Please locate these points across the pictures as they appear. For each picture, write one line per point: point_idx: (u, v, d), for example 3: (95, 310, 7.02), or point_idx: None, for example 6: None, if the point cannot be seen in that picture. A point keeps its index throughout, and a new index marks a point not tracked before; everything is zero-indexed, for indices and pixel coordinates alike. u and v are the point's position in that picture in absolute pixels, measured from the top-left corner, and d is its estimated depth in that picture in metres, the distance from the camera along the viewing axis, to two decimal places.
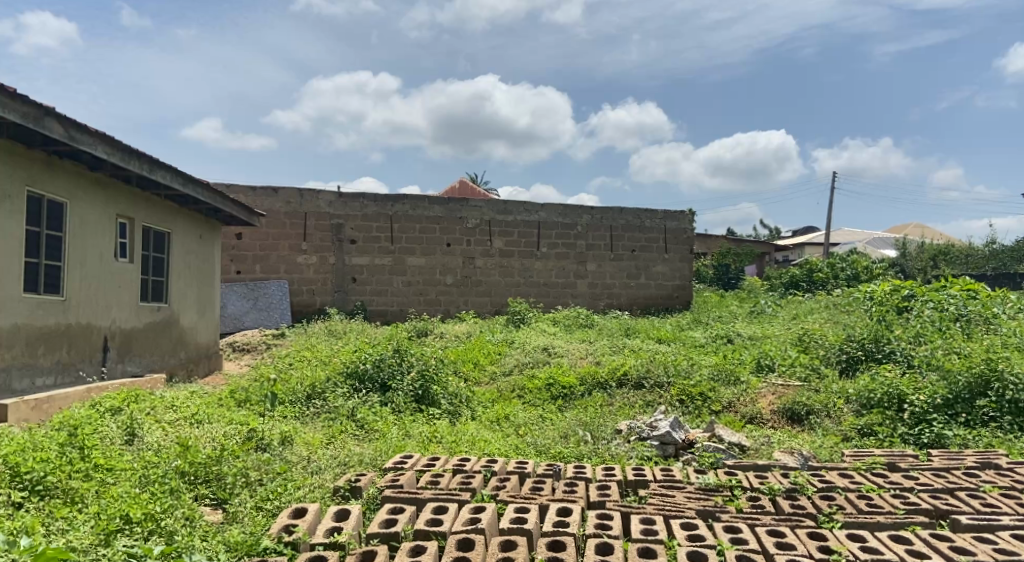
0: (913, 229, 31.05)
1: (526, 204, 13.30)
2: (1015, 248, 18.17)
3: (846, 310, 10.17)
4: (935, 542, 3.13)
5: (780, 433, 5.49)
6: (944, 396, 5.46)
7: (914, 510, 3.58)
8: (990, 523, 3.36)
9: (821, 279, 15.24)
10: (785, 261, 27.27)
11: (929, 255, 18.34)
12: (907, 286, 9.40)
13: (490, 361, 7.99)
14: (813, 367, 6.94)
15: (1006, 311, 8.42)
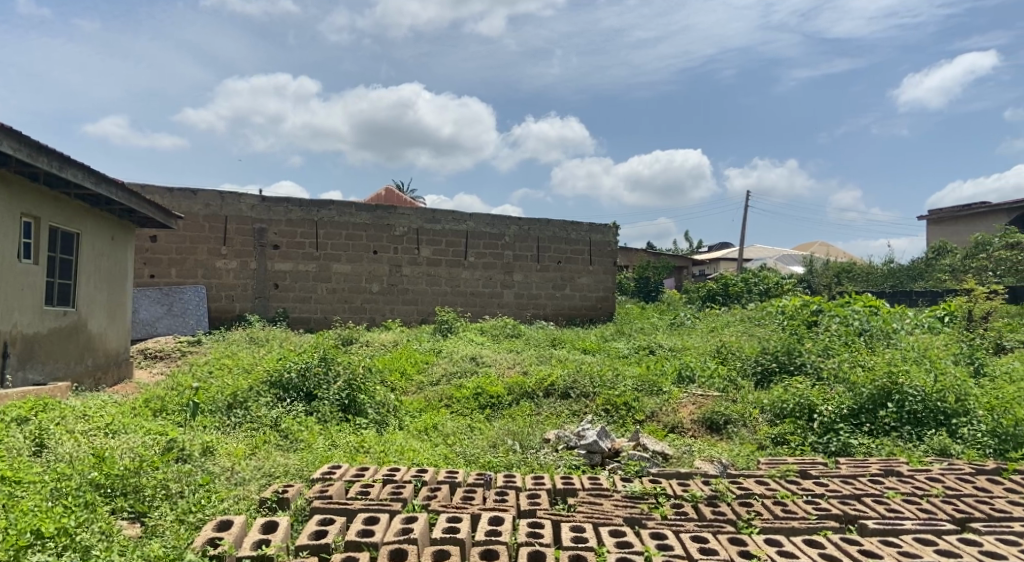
0: (817, 245, 33.34)
1: (454, 214, 13.27)
2: (910, 268, 19.56)
3: (759, 323, 10.68)
4: (845, 545, 3.37)
5: (700, 441, 5.69)
6: (850, 406, 5.81)
7: (825, 515, 3.81)
8: (895, 527, 3.64)
9: (736, 294, 15.94)
10: (702, 276, 28.51)
11: (833, 273, 19.53)
12: (815, 301, 9.94)
13: (417, 371, 7.89)
14: (730, 379, 7.24)
15: (904, 327, 9.04)
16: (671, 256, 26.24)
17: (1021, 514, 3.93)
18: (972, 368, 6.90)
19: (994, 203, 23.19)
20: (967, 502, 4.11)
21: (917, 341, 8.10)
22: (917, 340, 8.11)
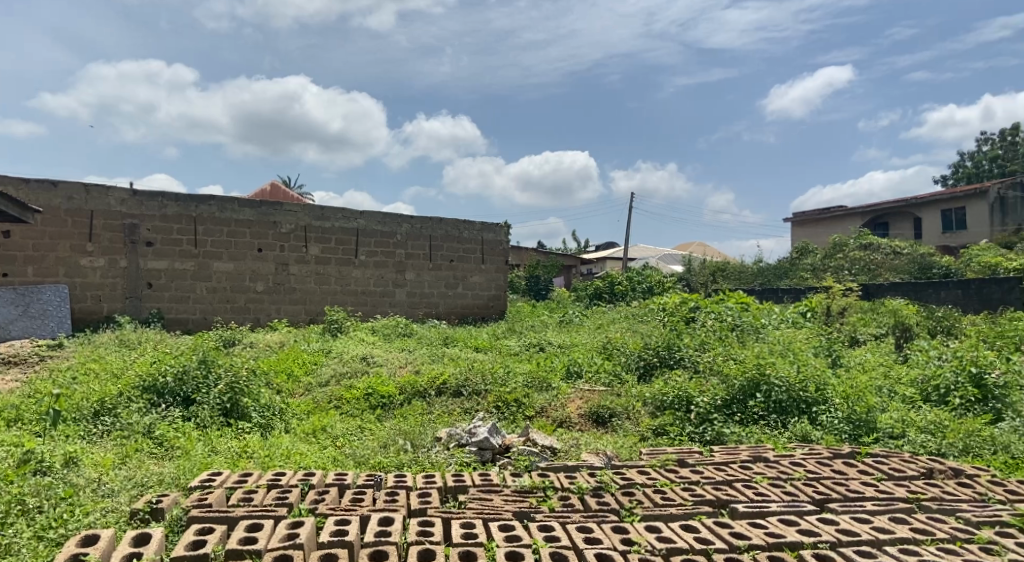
0: (695, 245, 35.41)
1: (344, 211, 12.95)
2: (776, 267, 21.29)
3: (642, 320, 11.20)
4: (717, 529, 3.69)
5: (587, 435, 5.91)
6: (723, 397, 6.24)
7: (700, 501, 4.11)
8: (763, 509, 4.04)
9: (622, 292, 16.63)
10: (590, 275, 29.50)
11: (709, 272, 20.83)
12: (693, 298, 10.57)
13: (305, 372, 7.65)
14: (615, 373, 7.56)
15: (770, 322, 9.81)
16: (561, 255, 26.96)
17: (871, 493, 4.55)
18: (829, 359, 7.60)
19: (851, 207, 26.00)
20: (824, 484, 4.65)
21: (782, 334, 8.82)
22: (782, 334, 8.83)
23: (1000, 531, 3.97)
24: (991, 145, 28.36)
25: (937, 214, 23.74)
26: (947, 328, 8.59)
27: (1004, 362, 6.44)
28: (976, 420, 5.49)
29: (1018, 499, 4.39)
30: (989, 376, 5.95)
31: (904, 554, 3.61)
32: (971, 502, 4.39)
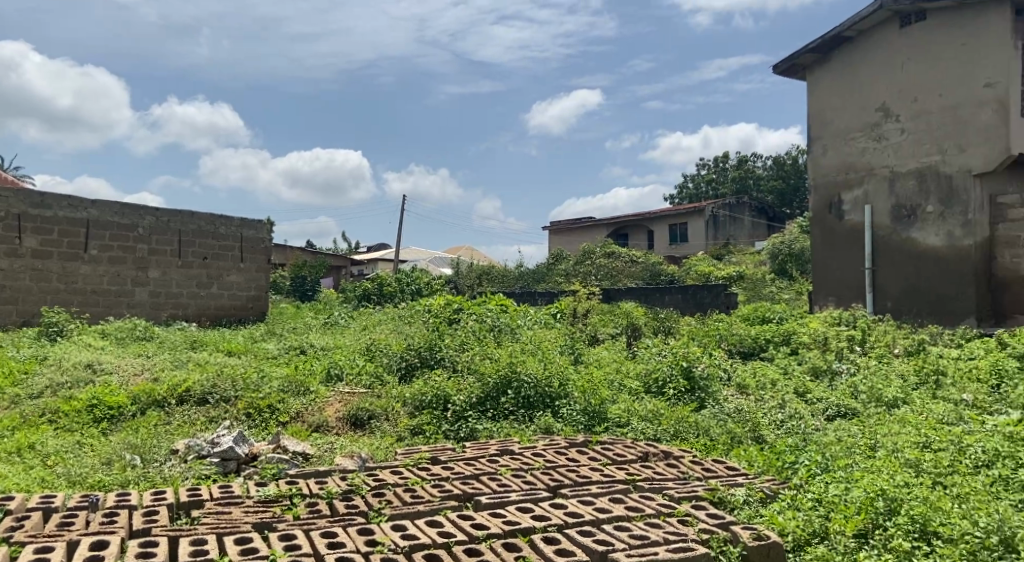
0: (465, 249, 36.90)
1: (71, 200, 11.47)
2: (535, 270, 22.64)
3: (407, 321, 11.40)
4: (460, 521, 3.91)
5: (343, 438, 5.87)
6: (478, 395, 6.58)
7: (447, 496, 4.34)
8: (504, 499, 4.38)
9: (390, 292, 16.85)
10: (360, 276, 29.23)
11: (476, 275, 21.91)
12: (456, 300, 11.03)
13: (11, 384, 6.59)
14: (376, 375, 7.61)
15: (525, 322, 10.60)
16: (331, 255, 26.59)
17: (597, 477, 5.12)
18: (572, 357, 8.37)
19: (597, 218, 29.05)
20: (559, 471, 5.17)
21: (533, 334, 9.56)
22: (534, 333, 9.58)
23: (695, 505, 4.75)
24: (706, 170, 33.60)
25: (666, 228, 27.35)
26: (667, 327, 9.97)
27: (708, 357, 7.62)
28: (684, 408, 6.41)
29: (710, 474, 5.23)
30: (696, 369, 7.00)
31: (617, 530, 4.10)
32: (675, 481, 5.17)
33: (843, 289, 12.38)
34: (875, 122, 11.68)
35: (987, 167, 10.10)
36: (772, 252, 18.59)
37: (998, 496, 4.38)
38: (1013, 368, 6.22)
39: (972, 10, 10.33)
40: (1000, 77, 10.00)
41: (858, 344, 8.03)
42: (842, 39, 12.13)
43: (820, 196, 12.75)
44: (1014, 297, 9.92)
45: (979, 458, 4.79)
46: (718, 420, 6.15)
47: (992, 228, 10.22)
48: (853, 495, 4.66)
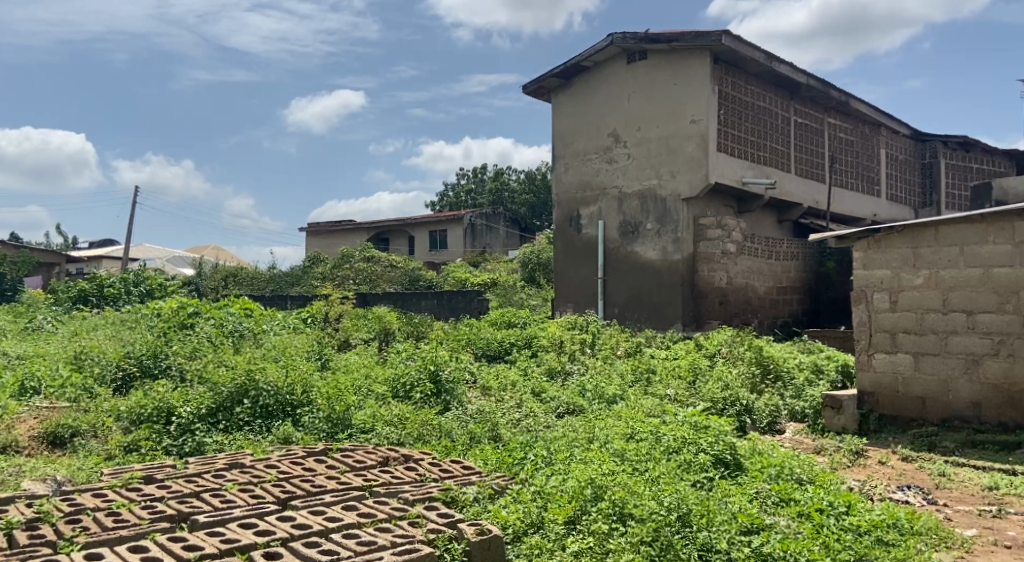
0: (210, 249, 33.82)
1: None
2: (288, 273, 21.32)
3: (132, 326, 10.32)
4: (169, 543, 3.55)
5: (35, 461, 5.13)
6: (209, 406, 6.17)
7: (159, 517, 3.97)
8: (224, 517, 4.06)
9: (112, 294, 16.66)
10: (76, 272, 25.69)
11: (221, 276, 20.59)
12: (192, 303, 10.25)
13: None
14: (84, 388, 6.82)
15: (272, 327, 10.19)
16: (42, 252, 23.68)
17: (332, 486, 4.99)
18: (319, 362, 8.15)
19: (359, 220, 29.00)
20: (292, 482, 4.93)
21: (277, 339, 9.20)
22: (278, 338, 9.22)
23: (426, 505, 4.79)
24: (467, 180, 34.84)
25: (425, 234, 28.01)
26: (418, 332, 10.17)
27: (454, 360, 7.96)
28: (427, 411, 6.60)
29: (447, 475, 5.37)
30: (441, 373, 7.26)
31: (345, 538, 3.94)
32: (411, 483, 5.21)
33: (578, 297, 13.15)
34: (608, 146, 12.61)
35: (693, 193, 11.42)
36: (524, 260, 19.46)
37: (678, 478, 5.15)
38: (705, 367, 7.40)
39: (683, 53, 11.58)
40: (704, 114, 11.34)
41: (589, 346, 8.86)
42: (580, 68, 12.81)
43: (562, 211, 13.35)
44: (707, 305, 11.44)
45: (670, 445, 5.72)
46: (458, 422, 6.43)
47: (694, 244, 11.65)
48: (567, 486, 5.06)
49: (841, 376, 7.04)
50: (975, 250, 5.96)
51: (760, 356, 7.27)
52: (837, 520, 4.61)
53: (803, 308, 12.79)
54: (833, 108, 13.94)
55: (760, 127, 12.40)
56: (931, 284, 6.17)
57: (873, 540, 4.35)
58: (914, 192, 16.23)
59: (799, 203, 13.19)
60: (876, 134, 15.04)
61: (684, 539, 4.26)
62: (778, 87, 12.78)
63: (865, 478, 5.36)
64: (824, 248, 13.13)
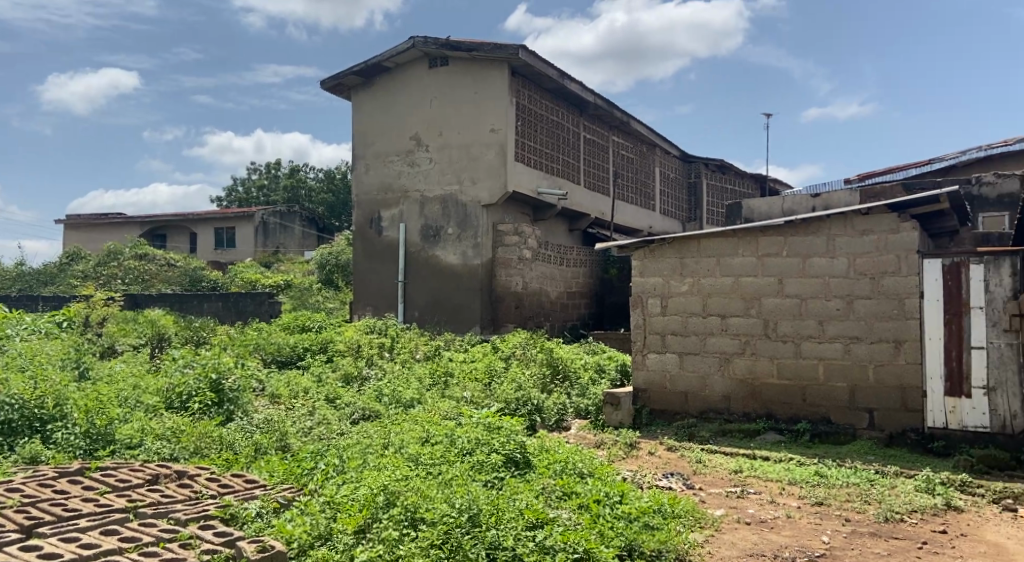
0: None
1: None
2: (40, 272, 18.56)
3: None
4: None
5: None
6: None
7: None
8: None
9: None
10: None
11: None
12: None
13: None
14: None
15: (17, 331, 8.82)
16: None
17: (89, 509, 4.34)
18: (76, 373, 7.18)
19: (129, 214, 26.35)
20: (43, 506, 4.27)
21: (19, 345, 7.98)
22: (20, 344, 8.00)
23: (201, 525, 4.33)
24: (258, 176, 33.23)
25: (211, 232, 26.13)
26: (199, 337, 9.39)
27: (240, 367, 7.49)
28: (208, 423, 6.12)
29: (226, 491, 4.92)
30: (225, 382, 6.81)
31: None
32: (184, 501, 4.71)
33: (377, 301, 12.98)
34: (409, 149, 12.64)
35: (492, 200, 11.79)
36: (320, 262, 18.72)
37: (470, 479, 5.22)
38: (500, 369, 7.67)
39: (482, 64, 11.93)
40: (502, 124, 11.77)
41: (387, 351, 8.78)
42: (381, 68, 12.76)
43: (361, 213, 13.16)
44: (504, 309, 11.89)
45: (463, 448, 5.82)
46: (243, 434, 6.04)
47: (492, 250, 12.00)
48: (358, 494, 4.79)
49: (619, 375, 7.78)
50: (729, 261, 6.78)
51: (549, 358, 7.78)
52: (611, 509, 4.86)
53: (588, 310, 13.95)
54: (616, 128, 15.23)
55: (553, 140, 13.16)
56: (694, 290, 6.92)
57: (641, 526, 4.66)
58: (683, 206, 18.27)
59: (587, 213, 14.18)
60: (652, 153, 16.69)
61: (472, 541, 4.25)
62: (569, 103, 13.65)
63: (637, 468, 5.87)
64: (608, 256, 14.44)
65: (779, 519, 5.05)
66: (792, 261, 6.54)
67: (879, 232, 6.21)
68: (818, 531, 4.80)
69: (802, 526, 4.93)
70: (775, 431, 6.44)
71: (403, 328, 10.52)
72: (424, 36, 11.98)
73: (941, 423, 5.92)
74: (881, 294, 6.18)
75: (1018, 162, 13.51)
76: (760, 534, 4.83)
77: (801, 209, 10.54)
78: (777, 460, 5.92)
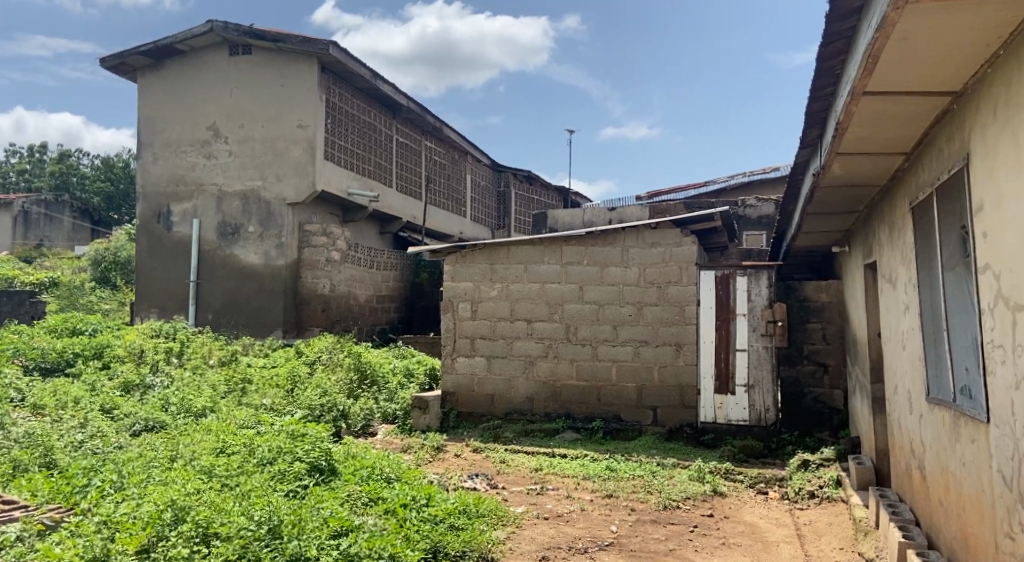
0: None
1: None
2: None
3: None
4: None
5: None
6: None
7: None
8: None
9: None
10: None
11: None
12: None
13: None
14: None
15: None
16: None
17: None
18: None
19: None
20: None
21: None
22: None
23: None
24: (20, 159, 29.86)
25: None
26: None
27: None
28: None
29: None
30: None
31: None
32: None
33: (164, 301, 12.00)
34: (206, 139, 11.86)
35: (299, 198, 11.39)
36: (94, 258, 16.72)
37: (270, 490, 4.91)
38: (303, 375, 7.63)
39: (290, 56, 11.57)
40: (311, 121, 11.43)
41: (175, 356, 8.27)
42: (174, 50, 11.93)
43: (147, 205, 12.08)
44: (309, 312, 11.48)
45: (264, 456, 5.49)
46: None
47: (299, 251, 11.57)
48: (141, 512, 4.28)
49: (428, 379, 7.96)
50: (535, 268, 7.14)
51: (358, 362, 7.83)
52: (418, 512, 4.82)
53: (398, 314, 13.88)
54: (428, 133, 15.41)
55: (365, 141, 13.01)
56: (503, 295, 7.19)
57: (446, 527, 4.66)
58: (496, 214, 18.90)
59: (398, 216, 14.20)
60: (464, 160, 17.09)
61: (270, 552, 4.01)
62: (381, 105, 13.56)
63: (443, 471, 5.92)
64: (419, 260, 14.50)
65: (574, 512, 5.31)
66: (592, 269, 7.00)
67: (666, 245, 6.83)
68: (609, 522, 5.12)
69: (594, 518, 5.22)
70: (573, 429, 6.84)
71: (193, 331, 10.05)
72: (223, 21, 11.44)
73: (710, 418, 6.67)
74: (666, 301, 6.80)
75: (773, 189, 15.72)
76: (556, 528, 5.03)
77: (599, 222, 11.35)
78: (573, 457, 6.27)
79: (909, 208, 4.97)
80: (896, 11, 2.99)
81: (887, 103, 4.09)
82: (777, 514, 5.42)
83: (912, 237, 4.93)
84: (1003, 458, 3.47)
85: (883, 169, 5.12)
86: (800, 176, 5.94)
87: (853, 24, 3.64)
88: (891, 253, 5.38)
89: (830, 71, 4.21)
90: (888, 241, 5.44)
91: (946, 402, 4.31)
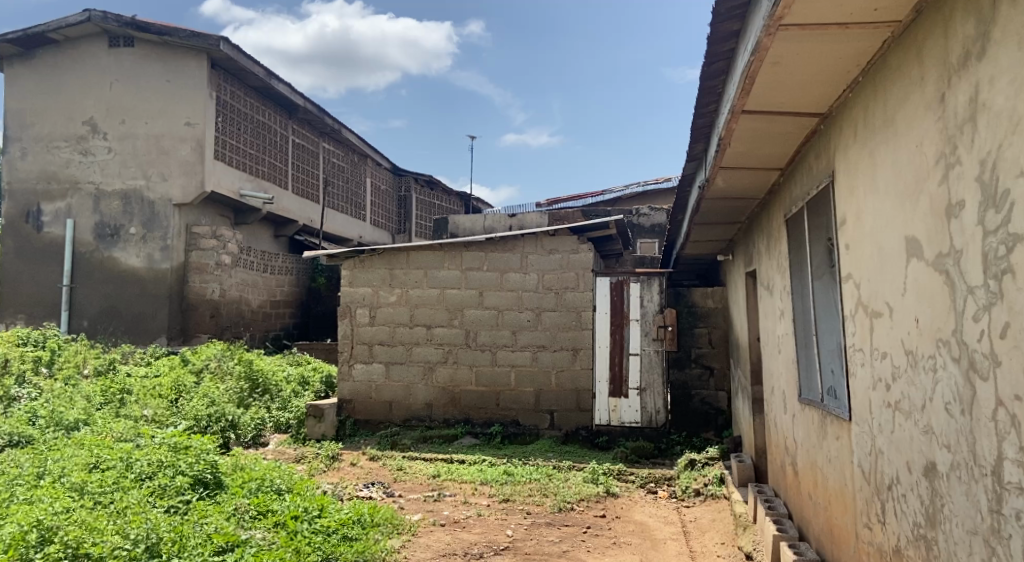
0: None
1: None
2: None
3: None
4: None
5: None
6: None
7: None
8: None
9: None
10: None
11: None
12: None
13: None
14: None
15: None
16: None
17: None
18: None
19: None
20: None
21: None
22: None
23: None
24: None
25: None
26: None
27: None
28: None
29: None
30: None
31: None
32: None
33: (32, 306, 11.15)
34: (82, 135, 11.16)
35: (186, 199, 10.98)
36: None
37: (149, 506, 4.64)
38: (189, 385, 7.34)
39: (177, 50, 11.09)
40: (200, 119, 11.05)
41: (45, 366, 7.78)
42: (46, 39, 11.17)
43: (15, 203, 11.26)
44: (197, 318, 11.10)
45: (143, 471, 5.19)
46: None
47: (185, 255, 11.12)
48: (2, 533, 3.94)
49: (324, 386, 7.91)
50: (435, 273, 7.13)
51: (249, 371, 7.61)
52: (309, 524, 4.68)
53: (292, 320, 13.55)
54: (327, 134, 15.11)
55: (259, 141, 12.63)
56: (402, 301, 7.15)
57: (339, 538, 4.56)
58: (397, 219, 18.72)
59: (295, 219, 13.85)
60: (364, 164, 16.85)
61: None
62: (276, 105, 13.21)
63: (338, 480, 5.80)
64: (317, 264, 14.21)
65: (470, 518, 5.32)
66: (490, 275, 7.07)
67: (563, 252, 7.00)
68: (504, 526, 5.16)
69: (490, 523, 5.24)
70: (471, 435, 6.88)
71: (61, 338, 9.58)
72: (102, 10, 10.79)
73: (604, 420, 6.88)
74: (563, 307, 6.96)
75: (665, 198, 16.47)
76: (452, 534, 5.01)
77: (499, 228, 11.48)
78: (471, 463, 6.30)
79: (784, 220, 5.27)
80: (768, 36, 3.20)
81: (765, 121, 4.32)
82: (665, 513, 5.62)
83: (787, 246, 5.23)
84: (862, 454, 3.74)
85: (761, 182, 5.41)
86: (687, 188, 6.21)
87: (733, 46, 3.81)
88: (769, 262, 5.70)
89: (712, 89, 4.40)
90: (767, 251, 5.76)
91: (815, 402, 4.61)
